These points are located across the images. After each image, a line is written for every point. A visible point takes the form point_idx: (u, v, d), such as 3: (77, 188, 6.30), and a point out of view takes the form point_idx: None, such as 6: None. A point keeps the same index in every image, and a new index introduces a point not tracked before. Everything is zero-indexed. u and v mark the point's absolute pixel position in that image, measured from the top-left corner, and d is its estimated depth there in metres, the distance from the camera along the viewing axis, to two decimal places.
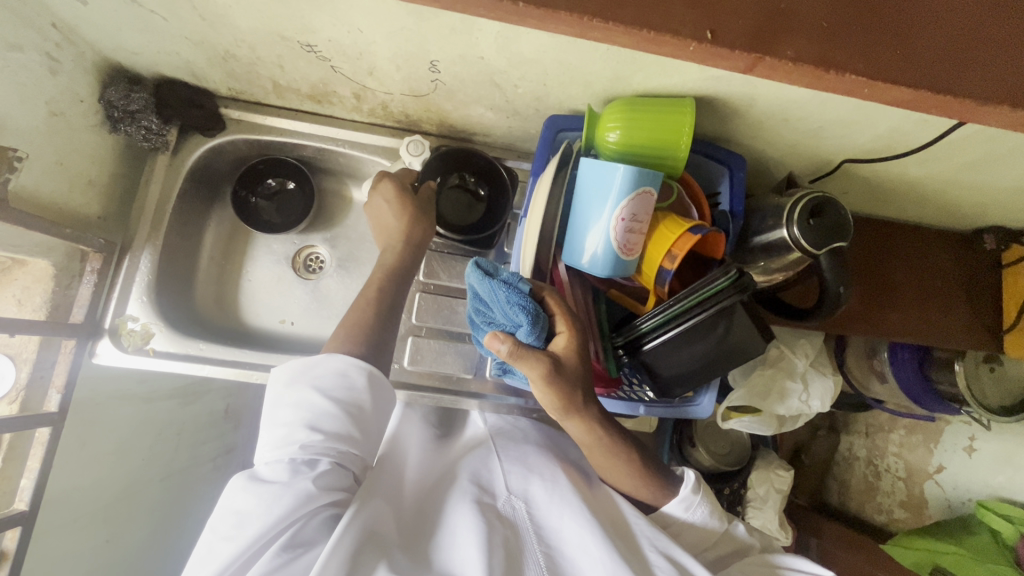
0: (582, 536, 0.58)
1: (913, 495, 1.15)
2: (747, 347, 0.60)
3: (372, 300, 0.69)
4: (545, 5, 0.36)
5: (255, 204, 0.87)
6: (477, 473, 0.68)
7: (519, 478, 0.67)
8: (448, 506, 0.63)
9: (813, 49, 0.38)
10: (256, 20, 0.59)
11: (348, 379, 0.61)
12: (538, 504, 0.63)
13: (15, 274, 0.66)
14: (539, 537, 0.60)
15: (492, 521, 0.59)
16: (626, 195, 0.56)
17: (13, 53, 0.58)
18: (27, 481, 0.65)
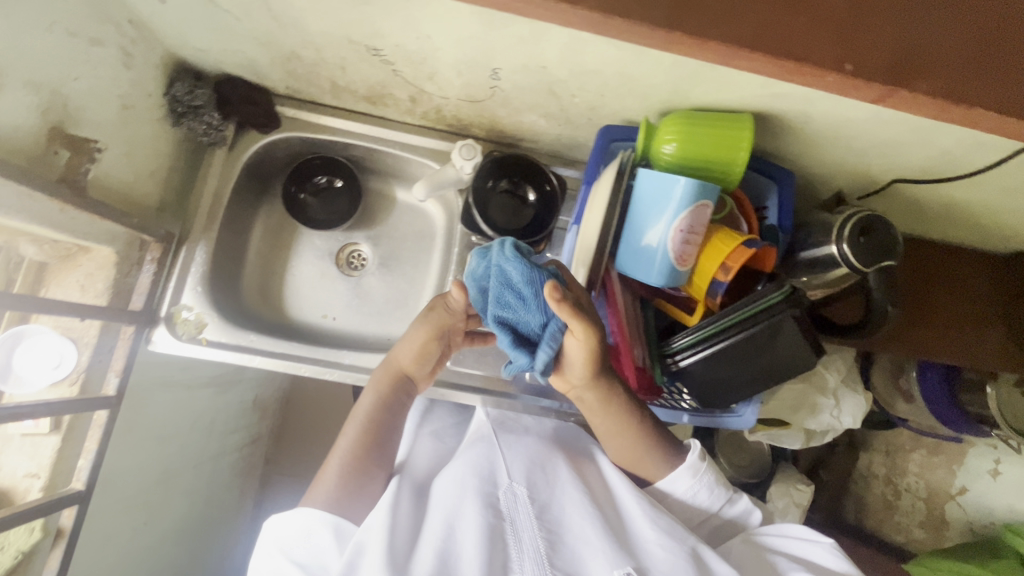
0: (582, 530, 0.60)
1: (933, 515, 1.14)
2: (796, 361, 0.61)
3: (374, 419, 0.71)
4: (697, 35, 0.39)
5: (303, 200, 0.88)
6: (478, 459, 0.69)
7: (521, 467, 0.68)
8: (453, 496, 0.64)
9: (947, 84, 0.40)
10: (328, 24, 0.61)
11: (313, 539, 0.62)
12: (539, 496, 0.64)
13: (80, 261, 0.69)
14: (540, 521, 0.61)
15: (492, 513, 0.61)
16: (686, 207, 0.57)
17: (96, 48, 0.60)
18: (84, 461, 0.67)
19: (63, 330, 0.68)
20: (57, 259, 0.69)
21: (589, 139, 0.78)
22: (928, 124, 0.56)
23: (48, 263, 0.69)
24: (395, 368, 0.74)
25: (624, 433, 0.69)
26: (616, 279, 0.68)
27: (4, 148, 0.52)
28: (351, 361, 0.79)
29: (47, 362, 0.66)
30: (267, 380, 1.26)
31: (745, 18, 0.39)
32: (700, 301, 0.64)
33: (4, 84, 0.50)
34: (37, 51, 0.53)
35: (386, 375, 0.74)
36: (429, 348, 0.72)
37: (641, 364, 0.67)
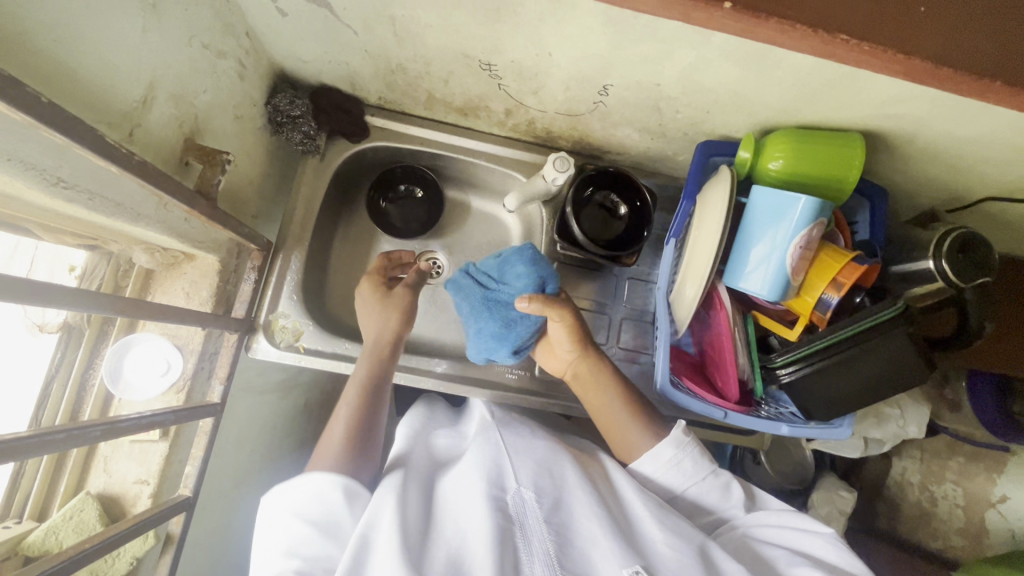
0: (592, 532, 0.57)
1: (972, 523, 1.10)
2: (907, 376, 0.62)
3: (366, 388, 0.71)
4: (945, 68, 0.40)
5: (384, 208, 0.89)
6: (484, 459, 0.64)
7: (528, 469, 0.63)
8: (459, 505, 0.60)
9: None
10: (448, 40, 0.62)
11: (327, 502, 0.59)
12: (547, 500, 0.60)
13: (185, 268, 0.69)
14: (548, 524, 0.57)
15: (501, 515, 0.57)
16: (807, 225, 0.59)
17: (220, 60, 0.61)
18: (191, 468, 0.67)
19: (170, 337, 0.69)
20: (163, 267, 0.69)
21: (677, 153, 0.79)
22: None
23: (154, 270, 0.69)
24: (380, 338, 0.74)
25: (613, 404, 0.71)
26: (724, 292, 0.69)
27: (152, 149, 0.53)
28: (444, 370, 0.83)
29: (155, 369, 0.67)
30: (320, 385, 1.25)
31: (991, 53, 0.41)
32: (806, 314, 0.65)
33: (153, 98, 0.51)
34: (180, 66, 0.54)
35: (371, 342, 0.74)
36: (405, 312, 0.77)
37: (743, 376, 0.70)
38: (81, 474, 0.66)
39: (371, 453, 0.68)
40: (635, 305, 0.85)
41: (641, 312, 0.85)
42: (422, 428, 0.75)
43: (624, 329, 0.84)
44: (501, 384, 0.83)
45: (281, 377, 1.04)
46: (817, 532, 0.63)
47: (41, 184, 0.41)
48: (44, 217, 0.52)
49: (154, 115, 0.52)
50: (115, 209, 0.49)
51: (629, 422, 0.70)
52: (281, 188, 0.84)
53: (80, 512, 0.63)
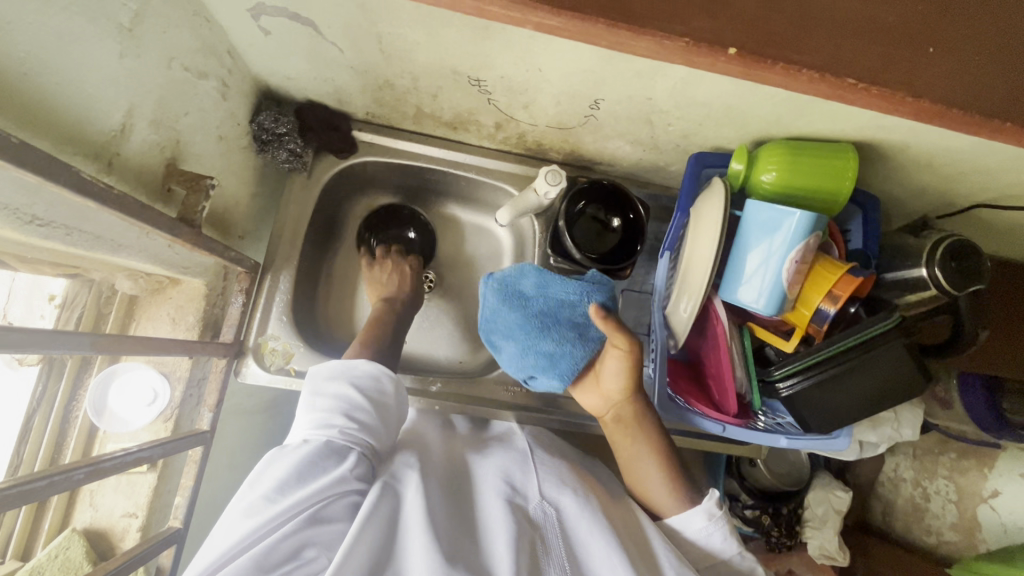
0: (607, 556, 0.54)
1: (965, 518, 1.09)
2: (905, 386, 0.62)
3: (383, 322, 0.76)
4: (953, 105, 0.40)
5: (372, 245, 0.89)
6: (510, 467, 0.65)
7: (552, 483, 0.63)
8: (476, 502, 0.60)
9: None
10: (436, 57, 0.61)
11: (381, 383, 0.64)
12: (569, 517, 0.59)
13: (170, 293, 0.68)
14: (565, 546, 0.56)
15: (523, 522, 0.57)
16: (802, 239, 0.58)
17: (202, 81, 0.59)
18: (182, 498, 0.65)
19: (156, 364, 0.67)
20: (147, 292, 0.68)
21: (670, 163, 0.78)
22: None
23: (137, 296, 0.68)
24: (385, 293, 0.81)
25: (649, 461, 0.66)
26: (721, 307, 0.68)
27: (134, 175, 0.51)
28: (439, 388, 0.82)
29: (141, 399, 0.65)
30: None
31: (992, 85, 0.41)
32: (802, 327, 0.65)
33: (132, 124, 0.49)
34: (160, 91, 0.53)
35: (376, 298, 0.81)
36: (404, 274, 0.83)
37: (741, 390, 0.70)
38: (67, 508, 0.64)
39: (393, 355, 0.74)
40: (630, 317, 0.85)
41: (636, 324, 0.85)
42: (441, 427, 0.76)
43: None
44: (497, 402, 0.82)
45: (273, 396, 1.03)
46: None
47: (15, 223, 0.39)
48: (21, 251, 0.51)
49: (134, 142, 0.50)
50: (94, 242, 0.48)
51: (660, 479, 0.66)
52: (269, 206, 0.82)
53: (66, 550, 0.61)
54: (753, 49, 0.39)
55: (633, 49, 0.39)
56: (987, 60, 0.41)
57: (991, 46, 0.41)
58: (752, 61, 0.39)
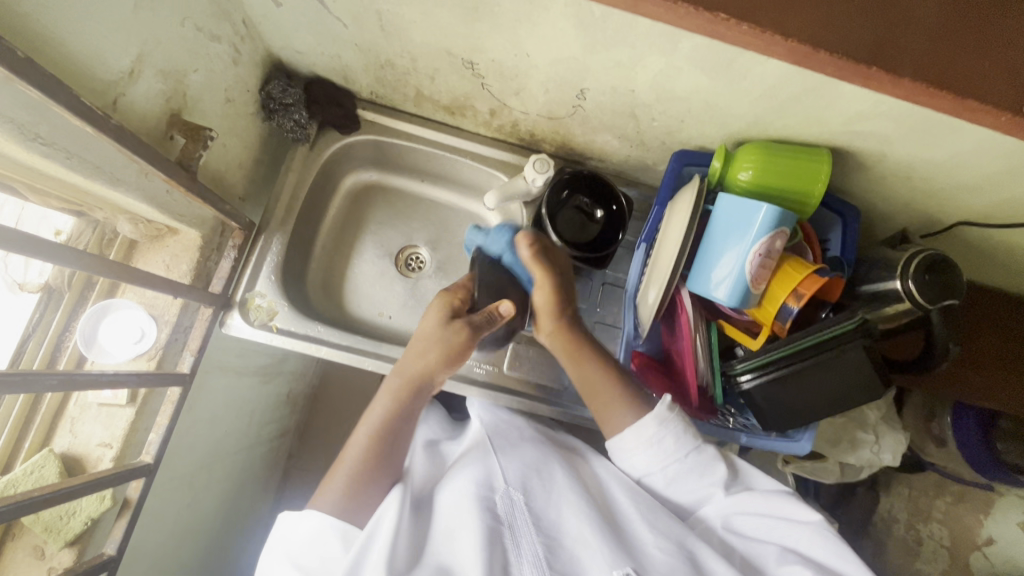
0: (580, 528, 0.61)
1: (958, 565, 1.06)
2: (865, 390, 0.62)
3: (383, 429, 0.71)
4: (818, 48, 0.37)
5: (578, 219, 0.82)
6: (478, 467, 0.69)
7: (517, 470, 0.68)
8: (453, 508, 0.64)
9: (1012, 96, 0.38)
10: (431, 37, 0.64)
11: (321, 546, 0.61)
12: (536, 498, 0.65)
13: (168, 242, 0.72)
14: (537, 526, 0.62)
15: (491, 517, 0.62)
16: (767, 232, 0.60)
17: (214, 43, 0.64)
18: (155, 435, 0.68)
19: (147, 306, 0.71)
20: (146, 239, 0.72)
21: (657, 162, 0.80)
22: (1010, 168, 0.58)
23: (137, 241, 0.71)
24: (415, 379, 0.74)
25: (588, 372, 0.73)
26: (689, 297, 0.70)
27: (136, 120, 0.56)
28: None
29: (129, 336, 0.69)
30: (304, 375, 1.26)
31: (865, 31, 0.38)
32: (767, 324, 0.66)
33: (141, 70, 0.54)
34: (171, 45, 0.58)
35: (407, 382, 0.73)
36: (461, 356, 0.74)
37: (703, 385, 0.71)
38: (47, 432, 0.68)
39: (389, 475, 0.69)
40: (609, 310, 0.86)
41: (615, 318, 0.86)
42: (428, 446, 0.81)
43: (596, 333, 0.85)
44: (468, 379, 0.84)
45: (262, 362, 1.06)
46: (806, 521, 0.62)
47: (20, 137, 0.45)
48: (30, 177, 0.55)
49: (140, 88, 0.55)
50: (94, 172, 0.53)
51: (616, 400, 0.70)
52: (272, 174, 0.87)
53: (41, 468, 0.64)
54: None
55: None
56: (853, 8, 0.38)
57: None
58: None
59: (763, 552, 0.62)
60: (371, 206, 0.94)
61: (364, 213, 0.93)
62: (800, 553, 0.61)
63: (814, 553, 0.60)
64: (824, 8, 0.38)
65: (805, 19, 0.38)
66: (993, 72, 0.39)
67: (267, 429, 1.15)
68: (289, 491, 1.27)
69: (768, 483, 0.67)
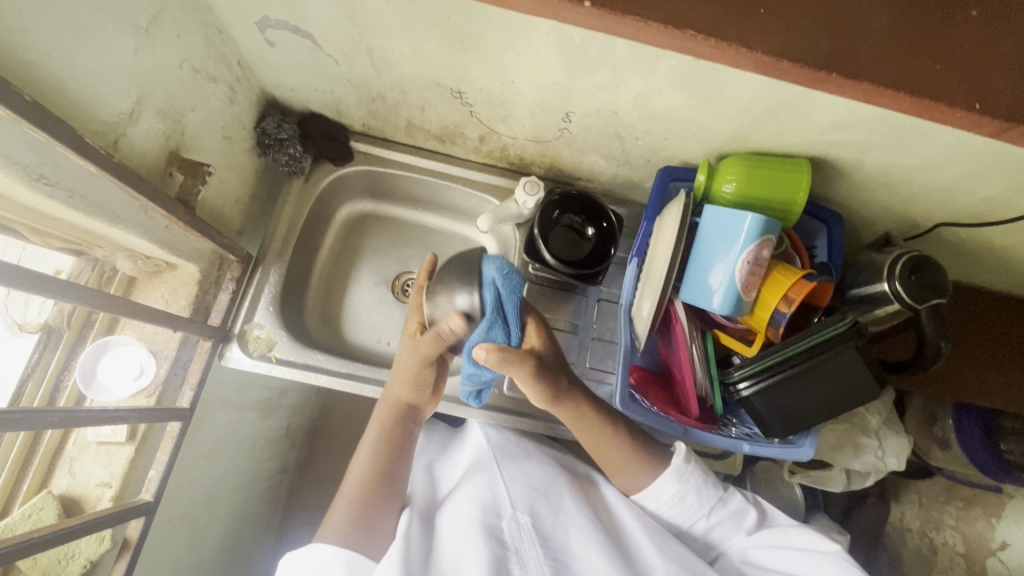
0: (588, 551, 0.63)
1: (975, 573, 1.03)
2: (859, 392, 0.63)
3: (368, 460, 0.72)
4: (781, 57, 0.40)
5: (571, 237, 0.83)
6: (481, 488, 0.69)
7: (523, 493, 0.69)
8: (458, 534, 0.64)
9: (960, 91, 0.41)
10: (420, 69, 0.67)
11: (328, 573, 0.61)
12: (543, 519, 0.66)
13: (166, 277, 0.73)
14: (543, 548, 0.63)
15: (497, 543, 0.62)
16: (754, 240, 0.61)
17: (211, 83, 0.66)
18: (154, 472, 0.68)
19: (147, 342, 0.72)
20: (145, 275, 0.72)
21: (644, 179, 0.83)
22: (982, 168, 0.60)
23: (136, 277, 0.72)
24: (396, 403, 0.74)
25: (605, 443, 0.72)
26: (682, 308, 0.71)
27: (136, 159, 0.58)
28: None
29: (129, 373, 0.69)
30: (303, 409, 1.25)
31: (821, 40, 0.40)
32: (761, 331, 0.67)
33: (141, 111, 0.56)
34: (169, 86, 0.60)
35: (384, 409, 0.75)
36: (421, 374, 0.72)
37: (702, 394, 0.72)
38: (46, 474, 0.67)
39: (386, 504, 0.70)
40: (605, 326, 0.87)
41: (611, 333, 0.86)
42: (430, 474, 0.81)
43: (593, 349, 0.86)
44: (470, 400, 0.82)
45: (260, 396, 1.05)
46: (825, 551, 0.63)
47: (24, 177, 0.46)
48: (31, 217, 0.57)
49: (141, 128, 0.57)
50: (96, 210, 0.54)
51: (630, 462, 0.72)
52: (267, 208, 0.88)
53: (40, 510, 0.63)
54: (600, 4, 0.39)
55: (508, 7, 0.40)
56: (806, 21, 0.40)
57: (813, 11, 0.41)
58: (595, 12, 0.39)
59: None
60: (366, 235, 0.95)
61: (359, 243, 0.95)
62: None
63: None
64: (783, 18, 0.40)
65: (769, 30, 0.40)
66: (947, 79, 0.41)
67: (267, 465, 1.13)
68: (291, 529, 1.24)
69: (786, 520, 0.70)
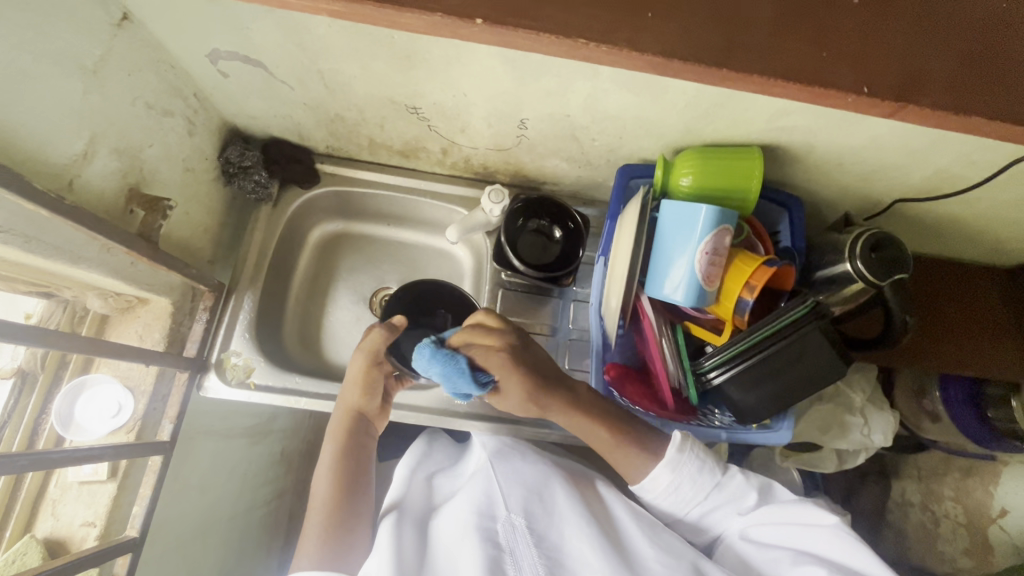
0: (583, 548, 0.63)
1: (977, 541, 1.03)
2: (826, 372, 0.64)
3: (331, 475, 0.73)
4: (675, 57, 0.41)
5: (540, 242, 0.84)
6: (477, 493, 0.70)
7: (517, 495, 0.69)
8: (456, 541, 0.64)
9: (853, 75, 0.42)
10: (374, 89, 0.68)
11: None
12: (537, 521, 0.66)
13: (139, 312, 0.73)
14: (538, 547, 0.63)
15: (492, 546, 0.62)
16: (709, 232, 0.63)
17: (167, 117, 0.67)
18: (139, 508, 0.68)
19: (122, 379, 0.72)
20: (117, 312, 0.73)
21: (607, 179, 0.84)
22: (927, 144, 0.61)
23: (109, 315, 0.73)
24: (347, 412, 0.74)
25: (597, 436, 0.71)
26: (648, 303, 0.72)
27: (93, 200, 0.59)
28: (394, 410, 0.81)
29: (107, 411, 0.69)
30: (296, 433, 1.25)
31: (714, 37, 0.41)
32: (728, 319, 0.68)
33: (95, 151, 0.57)
34: (124, 124, 0.61)
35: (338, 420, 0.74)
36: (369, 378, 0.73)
37: (677, 386, 0.73)
38: (29, 518, 0.67)
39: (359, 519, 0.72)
40: (584, 326, 0.87)
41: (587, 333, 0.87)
42: (428, 479, 0.81)
43: (571, 351, 0.86)
44: (450, 411, 0.82)
45: (248, 424, 1.05)
46: (823, 525, 0.64)
47: None
48: None
49: (96, 167, 0.58)
50: (55, 252, 0.55)
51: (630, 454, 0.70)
52: (239, 236, 0.89)
53: (23, 554, 0.63)
54: (493, 19, 0.40)
55: (426, 29, 0.41)
56: (700, 20, 0.42)
57: (700, 10, 0.42)
58: (501, 29, 0.40)
59: (778, 559, 0.64)
60: (341, 254, 0.95)
61: (334, 262, 0.95)
62: (814, 554, 0.64)
63: (827, 553, 0.63)
64: (672, 20, 0.41)
65: (671, 33, 0.41)
66: (855, 65, 0.42)
67: (264, 491, 1.12)
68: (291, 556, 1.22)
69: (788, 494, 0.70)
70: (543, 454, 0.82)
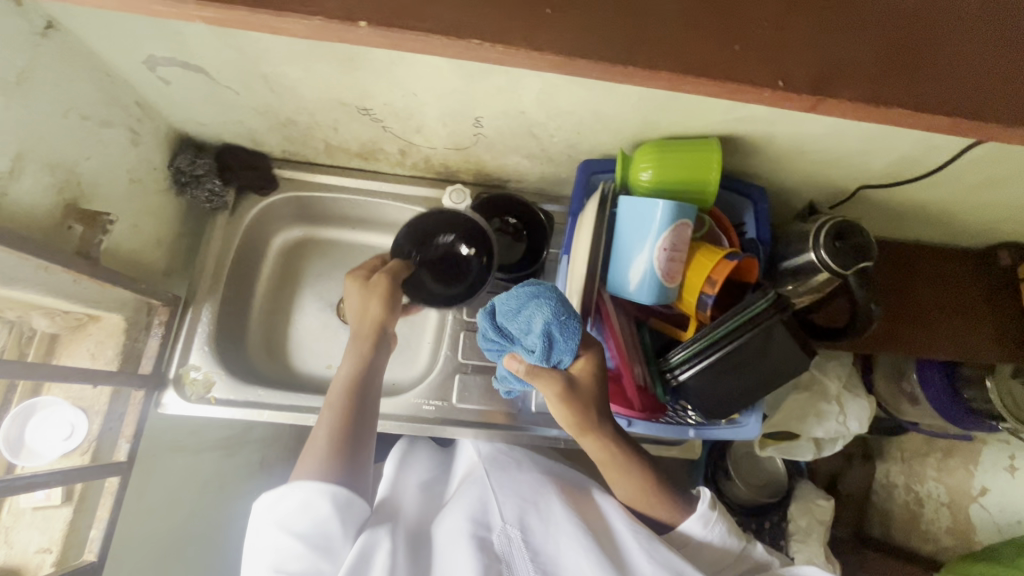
0: (577, 560, 0.61)
1: (960, 521, 1.00)
2: (793, 365, 0.64)
3: (345, 388, 0.67)
4: (581, 57, 0.39)
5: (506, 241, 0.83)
6: (471, 503, 0.68)
7: (511, 506, 0.67)
8: (448, 553, 0.62)
9: (766, 69, 0.41)
10: (320, 91, 0.66)
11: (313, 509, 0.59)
12: (531, 531, 0.65)
13: (90, 330, 0.71)
14: (532, 559, 0.62)
15: (486, 557, 0.61)
16: (666, 227, 0.61)
17: (106, 128, 0.65)
18: (96, 531, 0.66)
19: (74, 400, 0.70)
20: (67, 330, 0.71)
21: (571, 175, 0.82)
22: (886, 130, 0.60)
23: (59, 334, 0.70)
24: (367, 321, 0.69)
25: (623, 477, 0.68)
26: (610, 301, 0.71)
27: (23, 219, 0.56)
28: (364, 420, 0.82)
29: (59, 433, 0.66)
30: None
31: (622, 32, 0.40)
32: (692, 315, 0.67)
33: (22, 167, 0.55)
34: (55, 139, 0.58)
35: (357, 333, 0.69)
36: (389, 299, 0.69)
37: (643, 383, 0.70)
38: None
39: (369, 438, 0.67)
40: None
41: None
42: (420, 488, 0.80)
43: None
44: (416, 417, 0.84)
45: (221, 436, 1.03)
46: None
47: None
48: None
49: (25, 183, 0.56)
50: None
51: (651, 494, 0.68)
52: (197, 246, 0.86)
53: None
54: (379, 21, 0.39)
55: (343, 36, 0.39)
56: (615, 15, 0.40)
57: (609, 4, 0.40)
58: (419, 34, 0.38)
59: None
60: (306, 260, 0.93)
61: (299, 268, 0.93)
62: None
63: None
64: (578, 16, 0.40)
65: (584, 29, 0.40)
66: (773, 58, 0.41)
67: None
68: None
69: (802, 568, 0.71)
70: (533, 462, 0.81)
